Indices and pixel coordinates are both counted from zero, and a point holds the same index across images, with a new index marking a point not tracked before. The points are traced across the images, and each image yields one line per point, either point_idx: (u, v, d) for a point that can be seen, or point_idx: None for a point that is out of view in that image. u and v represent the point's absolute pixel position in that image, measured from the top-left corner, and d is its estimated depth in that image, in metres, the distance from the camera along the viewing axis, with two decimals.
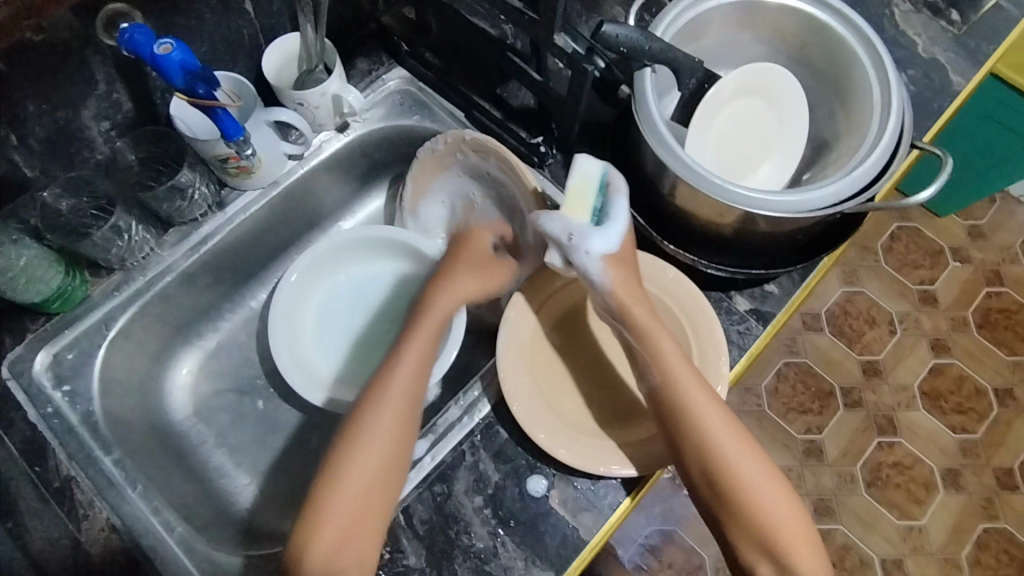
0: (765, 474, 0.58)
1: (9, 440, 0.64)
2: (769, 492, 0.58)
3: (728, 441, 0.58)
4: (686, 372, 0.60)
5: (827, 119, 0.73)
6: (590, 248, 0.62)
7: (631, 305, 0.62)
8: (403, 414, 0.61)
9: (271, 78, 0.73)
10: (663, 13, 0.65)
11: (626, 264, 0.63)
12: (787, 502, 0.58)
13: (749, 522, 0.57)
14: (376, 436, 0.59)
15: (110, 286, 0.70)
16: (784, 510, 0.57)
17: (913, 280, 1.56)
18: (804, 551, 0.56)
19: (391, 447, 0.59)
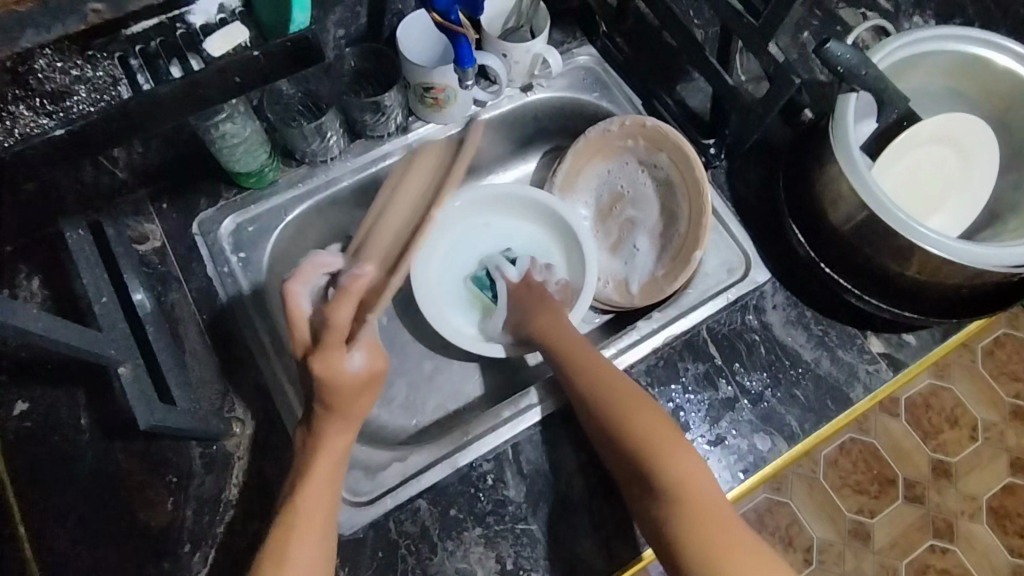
0: (648, 417, 0.61)
1: (186, 286, 0.71)
2: (652, 426, 0.60)
3: (595, 388, 0.64)
4: (573, 338, 0.70)
5: (1009, 186, 0.72)
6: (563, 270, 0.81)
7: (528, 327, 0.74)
8: (330, 501, 0.57)
9: (484, 26, 0.78)
10: (883, 43, 0.67)
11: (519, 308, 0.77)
12: (673, 435, 0.60)
13: (643, 461, 0.59)
14: (315, 512, 0.55)
15: (296, 177, 0.77)
16: (672, 442, 0.60)
17: (1009, 391, 1.48)
18: (700, 476, 0.58)
19: (324, 517, 0.56)
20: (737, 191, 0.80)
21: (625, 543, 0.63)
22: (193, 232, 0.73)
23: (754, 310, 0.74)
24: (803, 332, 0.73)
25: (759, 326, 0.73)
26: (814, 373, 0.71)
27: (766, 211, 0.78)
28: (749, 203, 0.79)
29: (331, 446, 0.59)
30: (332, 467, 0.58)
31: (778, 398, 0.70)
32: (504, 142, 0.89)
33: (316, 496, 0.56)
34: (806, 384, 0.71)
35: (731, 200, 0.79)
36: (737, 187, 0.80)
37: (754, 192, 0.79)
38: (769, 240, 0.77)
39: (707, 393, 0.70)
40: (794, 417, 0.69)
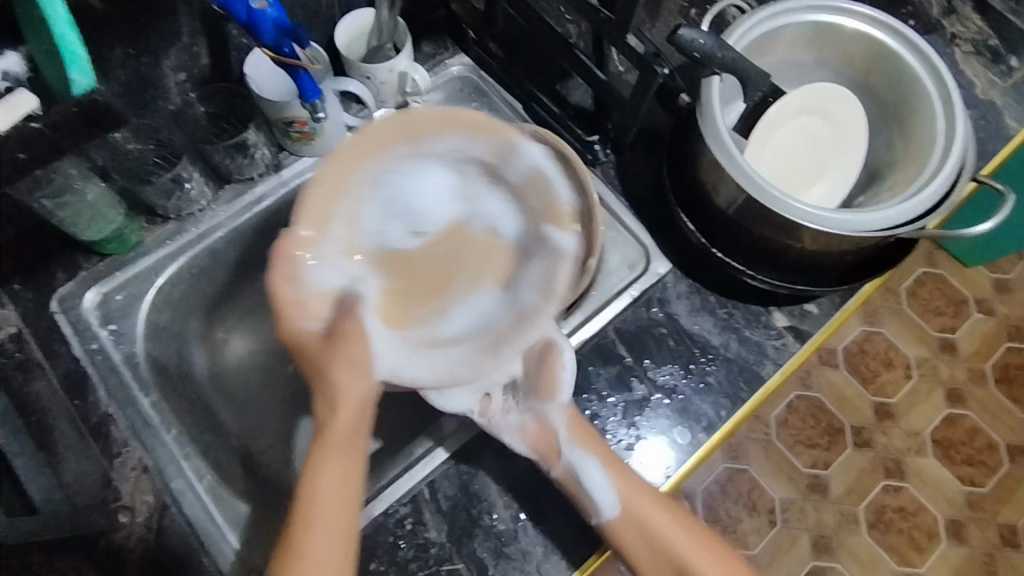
0: (695, 545, 0.59)
1: (52, 371, 0.65)
2: (673, 534, 0.59)
3: (655, 519, 0.59)
4: (626, 475, 0.60)
5: (883, 146, 0.73)
6: (420, 212, 0.69)
7: (410, 304, 0.67)
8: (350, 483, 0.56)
9: (342, 49, 0.75)
10: (736, 23, 0.67)
11: (412, 294, 0.68)
12: (678, 524, 0.59)
13: (655, 548, 0.59)
14: (326, 495, 0.55)
15: (163, 235, 0.72)
16: (683, 538, 0.59)
17: (934, 327, 1.54)
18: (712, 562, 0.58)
19: (342, 501, 0.55)
20: (629, 185, 0.79)
21: (556, 565, 0.62)
22: (53, 311, 0.68)
23: (658, 303, 0.73)
24: (709, 318, 0.73)
25: (665, 319, 0.73)
26: (724, 357, 0.71)
27: (660, 202, 0.78)
28: (642, 196, 0.78)
29: (342, 420, 0.58)
30: (354, 426, 0.59)
31: (691, 389, 0.70)
32: None
33: (326, 470, 0.56)
34: (717, 370, 0.71)
35: (624, 194, 0.79)
36: (627, 180, 0.79)
37: (645, 184, 0.79)
38: (664, 230, 0.77)
39: (621, 395, 0.69)
40: (709, 405, 0.69)
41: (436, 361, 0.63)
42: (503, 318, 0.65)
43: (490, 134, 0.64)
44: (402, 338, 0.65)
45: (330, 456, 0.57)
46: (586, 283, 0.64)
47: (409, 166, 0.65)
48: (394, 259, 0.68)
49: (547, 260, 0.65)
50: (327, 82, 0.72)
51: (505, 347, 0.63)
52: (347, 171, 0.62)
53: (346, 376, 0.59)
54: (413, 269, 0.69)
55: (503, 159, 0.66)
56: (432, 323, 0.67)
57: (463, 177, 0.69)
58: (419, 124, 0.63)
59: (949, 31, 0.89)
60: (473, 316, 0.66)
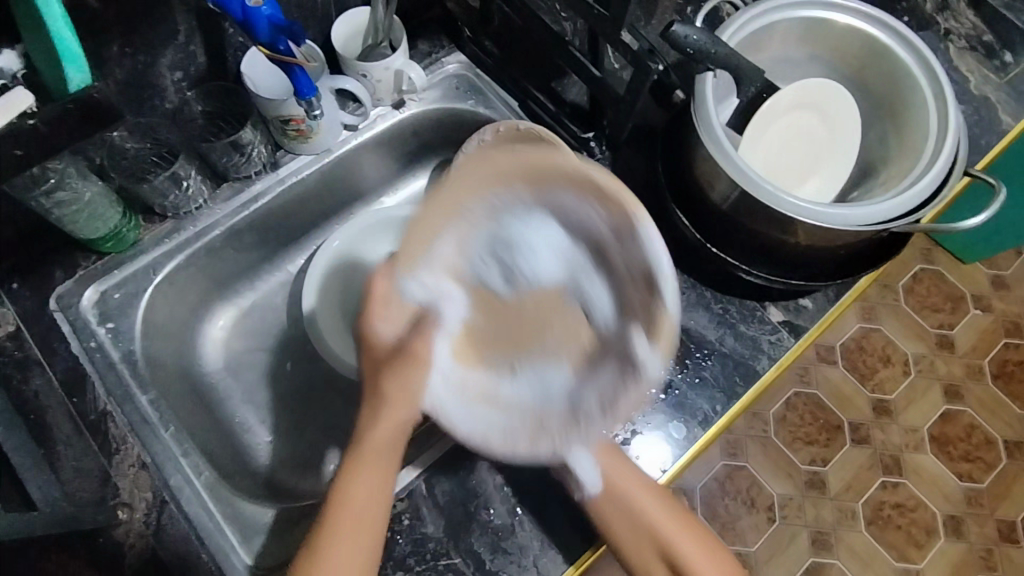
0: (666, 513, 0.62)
1: (50, 369, 0.65)
2: (647, 503, 0.61)
3: (636, 492, 0.61)
4: (611, 454, 0.62)
5: (877, 141, 0.73)
6: (522, 265, 0.69)
7: (484, 344, 0.68)
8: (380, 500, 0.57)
9: (338, 49, 0.76)
10: (730, 19, 0.67)
11: (486, 330, 0.69)
12: (653, 494, 0.62)
13: (640, 527, 0.61)
14: (356, 509, 0.56)
15: (161, 233, 0.72)
16: (659, 510, 0.62)
17: (932, 323, 1.54)
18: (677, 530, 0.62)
19: (368, 519, 0.56)
20: (624, 181, 0.79)
21: (553, 559, 0.62)
22: (51, 310, 0.68)
23: None
24: (704, 313, 0.73)
25: None
26: (719, 353, 0.71)
27: (655, 199, 0.78)
28: (637, 192, 0.79)
29: (380, 436, 0.59)
30: (381, 454, 0.59)
31: (687, 383, 0.70)
32: (391, 160, 0.86)
33: (358, 483, 0.57)
34: (712, 365, 0.71)
35: None
36: (623, 177, 0.79)
37: (640, 180, 0.79)
38: (659, 226, 0.77)
39: None
40: (704, 400, 0.69)
41: (478, 419, 0.61)
42: (554, 416, 0.61)
43: (584, 186, 0.61)
44: (455, 368, 0.65)
45: (365, 467, 0.58)
46: (649, 315, 0.58)
47: (526, 215, 0.67)
48: (484, 301, 0.70)
49: (622, 262, 0.61)
50: (325, 80, 0.73)
51: (546, 438, 0.60)
52: (457, 200, 0.66)
53: (387, 404, 0.61)
54: (494, 324, 0.69)
55: (619, 239, 0.61)
56: (497, 378, 0.65)
57: (571, 242, 0.67)
58: (543, 170, 0.64)
59: (943, 27, 0.89)
60: (533, 386, 0.63)
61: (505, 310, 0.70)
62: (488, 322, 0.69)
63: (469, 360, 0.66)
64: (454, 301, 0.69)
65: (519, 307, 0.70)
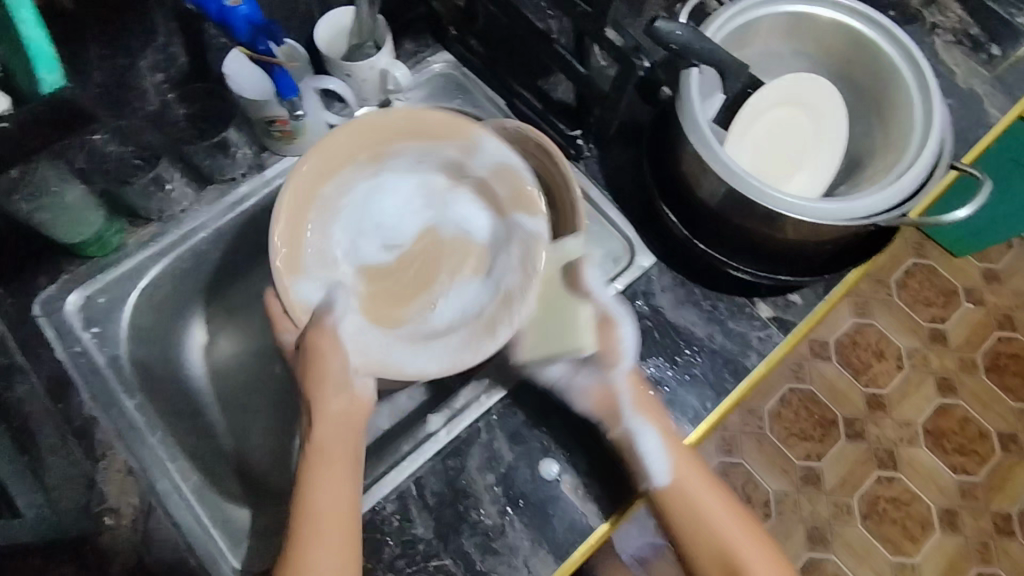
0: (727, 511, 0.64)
1: (35, 375, 0.65)
2: (707, 497, 0.64)
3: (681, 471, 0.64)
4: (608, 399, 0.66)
5: (863, 135, 0.73)
6: (381, 233, 0.73)
7: (398, 308, 0.71)
8: (345, 488, 0.59)
9: (322, 48, 0.75)
10: (714, 14, 0.67)
11: (393, 300, 0.72)
12: (709, 482, 0.64)
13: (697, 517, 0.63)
14: (321, 505, 0.57)
15: (146, 237, 0.71)
16: (712, 496, 0.64)
17: (925, 318, 1.55)
18: (735, 525, 0.63)
19: (339, 505, 0.57)
20: (612, 178, 0.79)
21: (543, 559, 0.62)
22: (35, 316, 0.67)
23: (643, 296, 0.74)
24: (693, 309, 0.73)
25: (650, 312, 0.73)
26: (708, 349, 0.71)
27: (643, 196, 0.78)
28: (625, 190, 0.79)
29: (323, 440, 0.62)
30: (335, 447, 0.61)
31: (677, 380, 0.70)
32: None
33: (320, 481, 0.58)
34: (702, 362, 0.71)
35: (608, 188, 0.79)
36: (610, 175, 0.79)
37: (628, 178, 0.79)
38: (647, 224, 0.77)
39: None
40: (695, 396, 0.69)
41: (429, 354, 0.64)
42: (488, 309, 0.67)
43: (425, 128, 0.66)
44: (383, 337, 0.67)
45: (326, 470, 0.59)
46: (506, 206, 0.69)
47: (375, 183, 0.70)
48: (376, 276, 0.72)
49: (477, 185, 0.71)
50: (307, 81, 0.72)
51: (501, 325, 0.64)
52: (314, 188, 0.65)
53: (330, 399, 0.63)
54: (390, 280, 0.73)
55: (468, 156, 0.68)
56: (421, 318, 0.71)
57: (430, 187, 0.73)
58: (382, 126, 0.65)
59: (929, 21, 0.89)
60: (461, 301, 0.71)
61: (407, 273, 0.73)
62: (394, 304, 0.72)
63: (414, 347, 0.66)
64: (343, 286, 0.69)
65: (450, 263, 0.73)
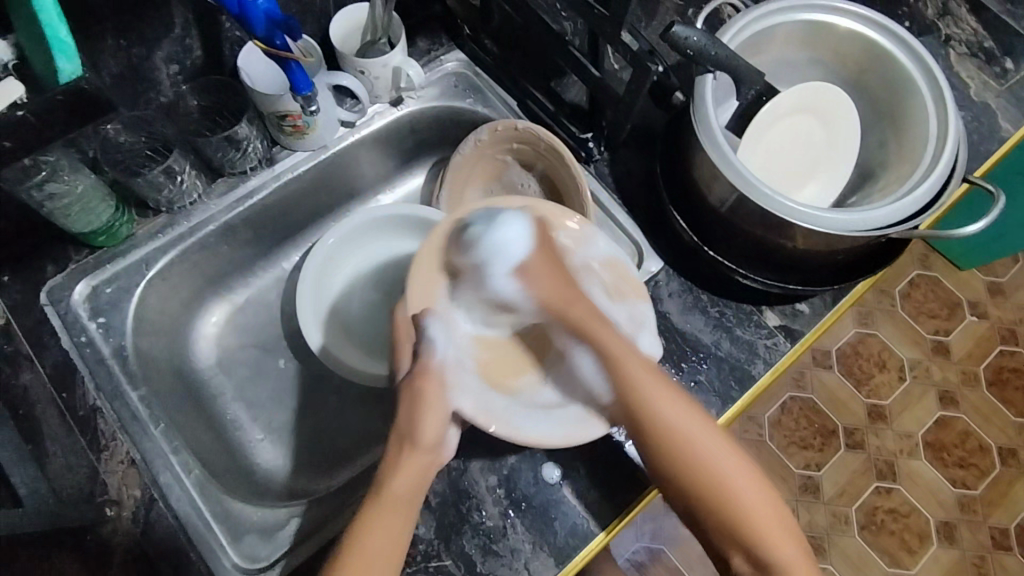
0: (713, 439, 0.54)
1: (40, 364, 0.65)
2: (671, 405, 0.54)
3: (651, 388, 0.55)
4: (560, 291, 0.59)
5: (876, 146, 0.73)
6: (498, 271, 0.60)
7: (504, 377, 0.62)
8: (396, 550, 0.52)
9: (336, 43, 0.74)
10: (731, 21, 0.67)
11: (505, 365, 0.63)
12: (673, 394, 0.55)
13: (666, 442, 0.54)
14: (371, 556, 0.51)
15: (155, 228, 0.72)
16: (685, 420, 0.54)
17: (929, 330, 1.54)
18: (708, 436, 0.54)
19: (384, 562, 0.51)
20: (622, 182, 0.79)
21: (544, 563, 0.61)
22: (41, 304, 0.67)
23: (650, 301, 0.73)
24: (700, 316, 0.73)
25: (656, 317, 0.73)
26: (714, 356, 0.71)
27: (653, 201, 0.78)
28: (635, 194, 0.78)
29: (397, 484, 0.54)
30: (406, 502, 0.54)
31: (682, 387, 0.70)
32: (389, 159, 0.85)
33: (377, 525, 0.52)
34: (707, 369, 0.71)
35: (618, 192, 0.78)
36: (620, 178, 0.79)
37: (638, 182, 0.79)
38: (656, 228, 0.77)
39: None
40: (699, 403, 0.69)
41: (538, 419, 0.57)
42: (622, 316, 0.60)
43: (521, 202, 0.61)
44: (499, 397, 0.59)
45: (388, 517, 0.53)
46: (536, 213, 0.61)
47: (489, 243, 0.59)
48: (488, 344, 0.64)
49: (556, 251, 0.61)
50: (319, 76, 0.72)
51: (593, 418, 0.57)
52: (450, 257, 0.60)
53: (419, 451, 0.55)
54: (506, 353, 0.64)
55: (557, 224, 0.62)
56: (531, 389, 0.61)
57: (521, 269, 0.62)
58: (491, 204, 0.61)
59: (944, 33, 0.89)
60: (565, 385, 0.60)
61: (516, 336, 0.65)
62: (500, 372, 0.62)
63: (522, 408, 0.58)
64: (450, 348, 0.60)
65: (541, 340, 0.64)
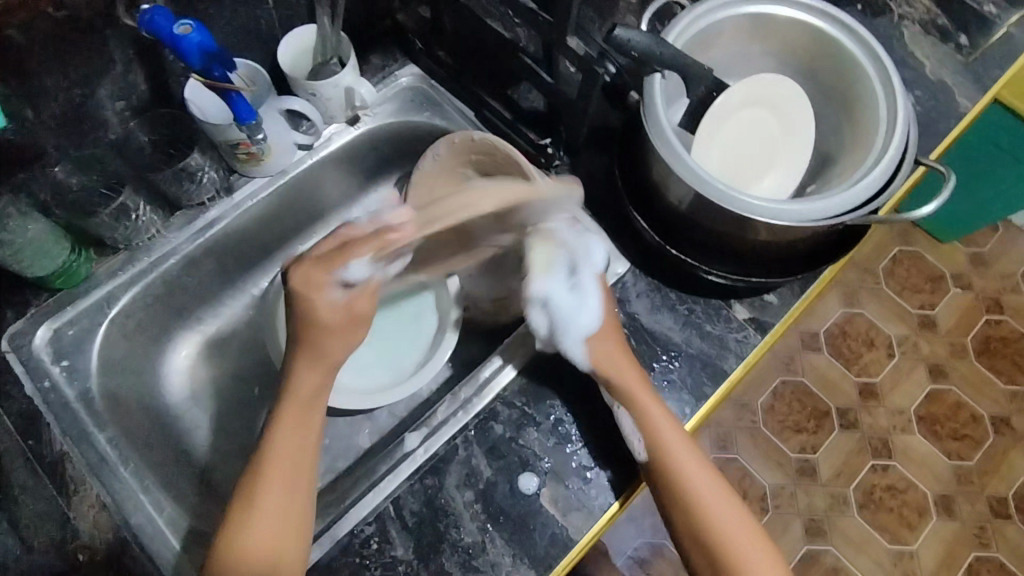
0: (722, 498, 0.61)
1: (4, 412, 0.64)
2: (696, 475, 0.61)
3: (672, 444, 0.62)
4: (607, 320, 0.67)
5: (831, 134, 0.73)
6: (570, 328, 0.66)
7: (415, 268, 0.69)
8: (304, 444, 0.60)
9: (285, 67, 0.74)
10: (676, 19, 0.67)
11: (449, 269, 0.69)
12: (702, 467, 0.62)
13: (682, 498, 0.60)
14: (277, 460, 0.58)
15: (115, 265, 0.71)
16: (703, 478, 0.61)
17: (914, 304, 1.55)
18: (722, 501, 0.61)
19: (296, 459, 0.59)
20: (585, 185, 0.79)
21: (525, 575, 0.61)
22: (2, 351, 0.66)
23: (618, 302, 0.73)
24: (669, 314, 0.73)
25: (626, 319, 0.73)
26: (686, 354, 0.71)
27: (617, 202, 0.78)
28: (599, 197, 0.78)
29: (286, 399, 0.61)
30: (299, 411, 0.61)
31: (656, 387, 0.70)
32: (352, 178, 0.85)
33: (280, 440, 0.59)
34: (679, 367, 0.70)
35: (581, 195, 0.78)
36: (582, 182, 0.79)
37: (601, 184, 0.79)
38: (620, 230, 0.76)
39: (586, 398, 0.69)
40: (673, 402, 0.69)
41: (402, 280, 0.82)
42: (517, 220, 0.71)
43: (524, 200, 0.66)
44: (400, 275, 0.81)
45: (283, 430, 0.60)
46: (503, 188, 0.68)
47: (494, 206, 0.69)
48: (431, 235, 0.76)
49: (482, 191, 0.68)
50: (270, 103, 0.73)
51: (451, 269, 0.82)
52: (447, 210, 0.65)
53: (304, 367, 0.63)
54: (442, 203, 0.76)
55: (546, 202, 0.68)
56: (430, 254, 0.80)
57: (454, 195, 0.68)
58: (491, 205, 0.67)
59: (897, 13, 0.89)
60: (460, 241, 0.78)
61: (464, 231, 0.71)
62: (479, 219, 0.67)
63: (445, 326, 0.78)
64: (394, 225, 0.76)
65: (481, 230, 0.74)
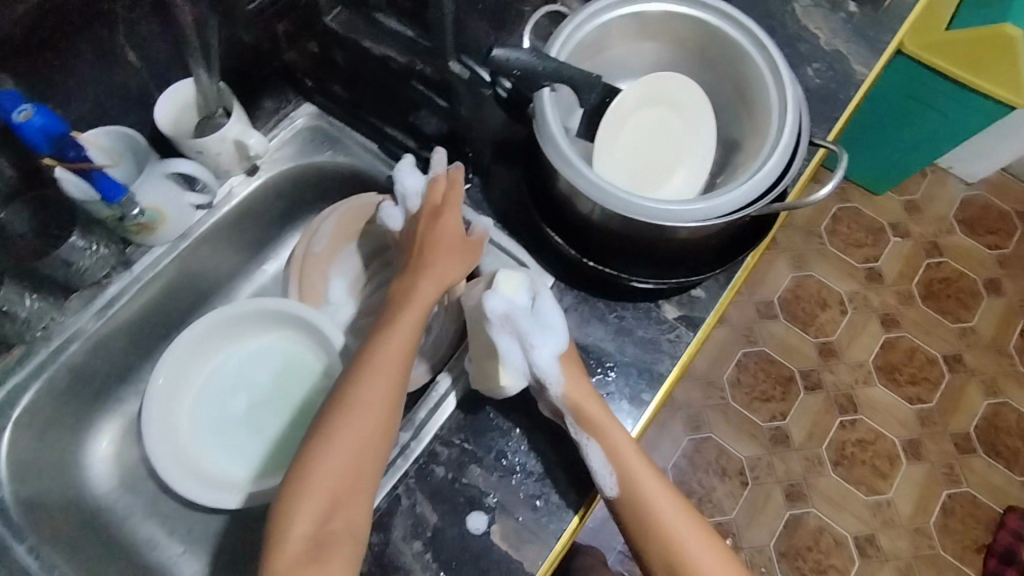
0: (690, 529, 0.60)
1: None
2: (667, 507, 0.60)
3: (641, 475, 0.61)
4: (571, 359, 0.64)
5: (733, 122, 0.73)
6: (544, 351, 0.62)
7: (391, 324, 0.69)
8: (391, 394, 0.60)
9: (166, 126, 0.70)
10: (558, 30, 0.66)
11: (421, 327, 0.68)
12: (675, 499, 0.61)
13: (652, 529, 0.60)
14: (367, 400, 0.59)
15: (11, 362, 0.66)
16: (671, 508, 0.60)
17: (858, 259, 1.58)
18: (693, 530, 0.60)
19: (386, 400, 0.60)
20: (501, 203, 0.77)
21: None
22: None
23: None
24: (600, 325, 0.72)
25: None
26: (621, 363, 0.70)
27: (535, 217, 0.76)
28: (517, 213, 0.77)
29: (391, 345, 0.62)
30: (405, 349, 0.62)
31: None
32: (263, 228, 0.82)
33: (366, 386, 0.60)
34: (616, 377, 0.70)
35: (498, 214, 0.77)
36: (498, 200, 0.77)
37: (517, 200, 0.77)
38: (541, 245, 0.75)
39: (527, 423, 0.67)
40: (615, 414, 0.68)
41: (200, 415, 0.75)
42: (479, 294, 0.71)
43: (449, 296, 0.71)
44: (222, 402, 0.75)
45: (377, 371, 0.60)
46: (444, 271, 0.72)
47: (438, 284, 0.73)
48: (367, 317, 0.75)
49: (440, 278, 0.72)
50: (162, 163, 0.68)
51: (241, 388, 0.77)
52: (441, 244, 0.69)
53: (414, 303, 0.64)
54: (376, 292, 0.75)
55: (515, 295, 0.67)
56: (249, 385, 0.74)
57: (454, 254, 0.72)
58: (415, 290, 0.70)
59: None
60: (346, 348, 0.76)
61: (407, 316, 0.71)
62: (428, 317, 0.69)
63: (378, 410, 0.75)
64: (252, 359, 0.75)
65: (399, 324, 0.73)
